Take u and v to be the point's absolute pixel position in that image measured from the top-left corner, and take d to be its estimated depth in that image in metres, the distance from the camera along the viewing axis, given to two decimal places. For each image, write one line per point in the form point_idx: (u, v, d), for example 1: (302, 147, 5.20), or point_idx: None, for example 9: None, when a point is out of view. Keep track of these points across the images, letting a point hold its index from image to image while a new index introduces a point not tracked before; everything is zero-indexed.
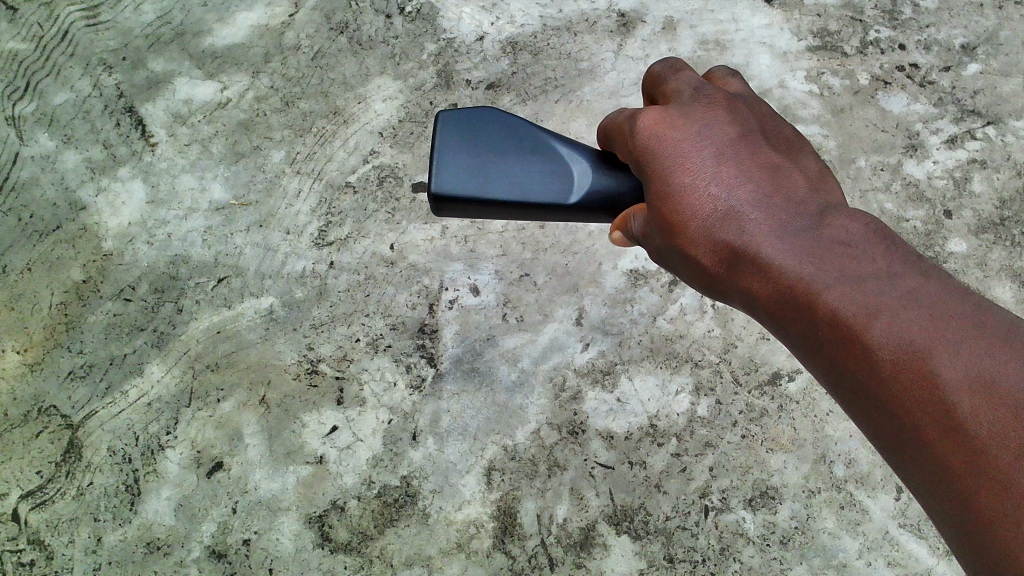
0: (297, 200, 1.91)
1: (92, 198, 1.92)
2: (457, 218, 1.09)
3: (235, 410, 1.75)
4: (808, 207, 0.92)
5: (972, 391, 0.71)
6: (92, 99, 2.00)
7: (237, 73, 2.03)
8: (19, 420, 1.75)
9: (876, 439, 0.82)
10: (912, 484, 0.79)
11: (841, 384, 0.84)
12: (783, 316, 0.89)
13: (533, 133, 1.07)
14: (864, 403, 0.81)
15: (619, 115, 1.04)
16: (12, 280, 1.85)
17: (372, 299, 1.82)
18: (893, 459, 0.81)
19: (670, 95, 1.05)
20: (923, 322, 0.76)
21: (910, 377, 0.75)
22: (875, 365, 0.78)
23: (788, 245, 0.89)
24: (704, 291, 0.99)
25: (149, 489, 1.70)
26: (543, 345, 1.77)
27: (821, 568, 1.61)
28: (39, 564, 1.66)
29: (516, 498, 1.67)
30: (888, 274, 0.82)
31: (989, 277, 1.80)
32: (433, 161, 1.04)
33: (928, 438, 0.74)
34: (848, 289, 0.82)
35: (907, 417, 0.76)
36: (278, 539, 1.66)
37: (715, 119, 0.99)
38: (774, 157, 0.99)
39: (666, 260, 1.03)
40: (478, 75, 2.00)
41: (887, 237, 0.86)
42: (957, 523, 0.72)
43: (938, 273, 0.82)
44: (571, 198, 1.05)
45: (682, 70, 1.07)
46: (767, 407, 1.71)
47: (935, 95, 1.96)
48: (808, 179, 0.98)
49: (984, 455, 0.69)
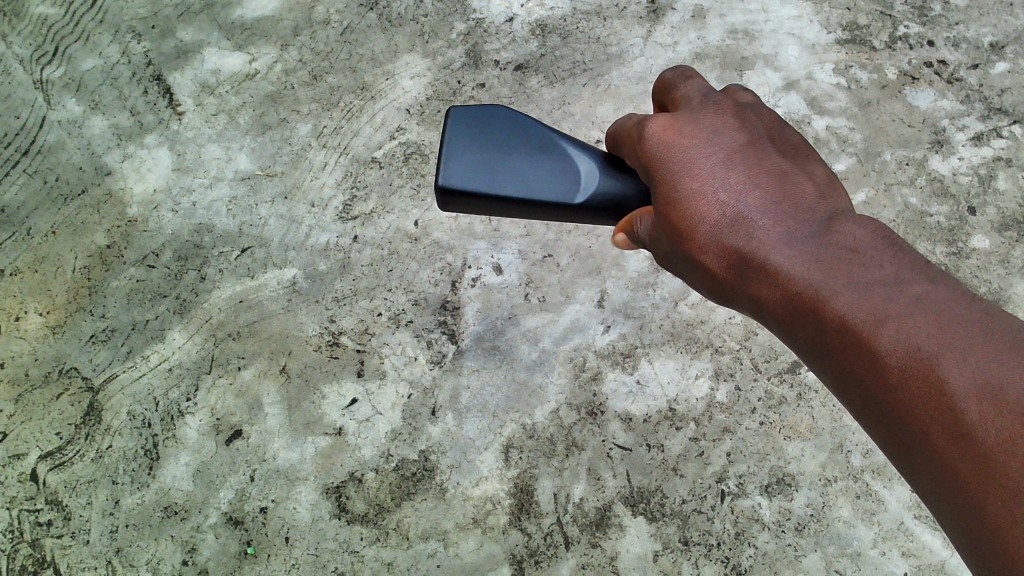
0: (323, 173, 1.91)
1: (117, 163, 1.92)
2: (461, 213, 1.06)
3: (256, 378, 1.76)
4: (817, 212, 0.93)
5: (978, 397, 0.71)
6: (120, 66, 2.00)
7: (266, 46, 2.03)
8: (40, 380, 1.76)
9: (885, 445, 0.83)
10: (920, 490, 0.79)
11: (849, 390, 0.84)
12: (792, 322, 0.89)
13: (542, 131, 1.05)
14: (872, 409, 0.82)
15: (627, 121, 1.04)
16: (36, 242, 1.85)
17: (395, 274, 1.83)
18: (901, 465, 0.81)
19: (679, 102, 1.04)
20: (930, 329, 0.77)
21: (918, 384, 0.76)
22: (883, 372, 0.79)
23: (796, 251, 0.89)
24: (712, 295, 0.99)
25: (167, 454, 1.71)
26: (564, 326, 1.78)
27: (835, 556, 1.62)
28: (56, 525, 1.67)
29: (534, 476, 1.68)
30: (896, 281, 0.82)
31: (1012, 274, 1.80)
32: (442, 155, 1.01)
33: (935, 444, 0.74)
34: (857, 296, 0.82)
35: (915, 424, 0.76)
36: (295, 508, 1.67)
37: (724, 126, 1.00)
38: (783, 164, 0.99)
39: (673, 265, 1.03)
40: (506, 56, 2.00)
41: (896, 245, 0.86)
42: (964, 528, 0.72)
43: (947, 282, 0.82)
44: (578, 198, 1.03)
45: (692, 77, 1.06)
46: (786, 395, 1.72)
47: (962, 92, 1.96)
48: (817, 185, 0.98)
49: (992, 464, 0.69)
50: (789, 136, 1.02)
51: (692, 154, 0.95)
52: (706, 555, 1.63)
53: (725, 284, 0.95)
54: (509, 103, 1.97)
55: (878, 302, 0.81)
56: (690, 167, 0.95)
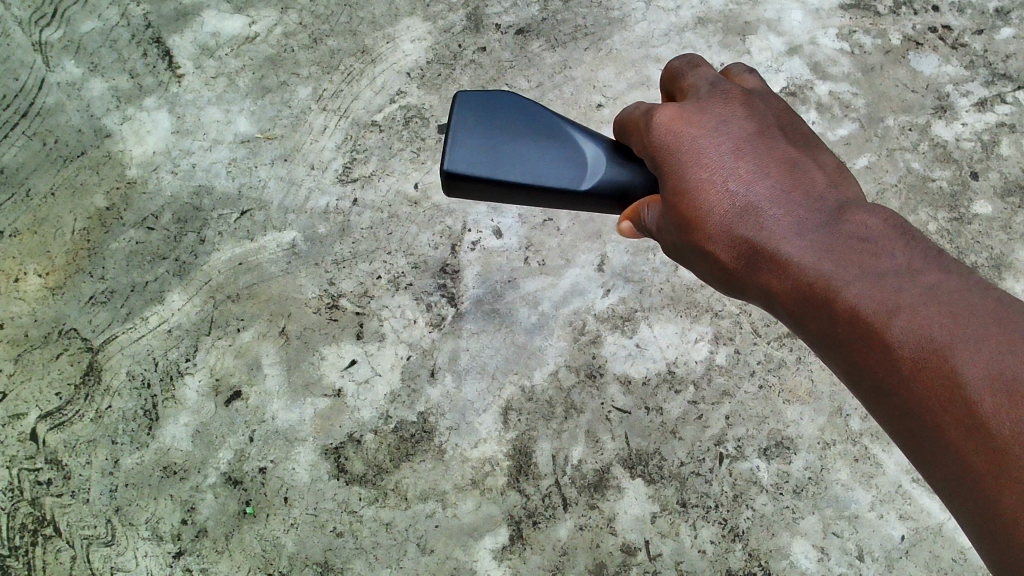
0: (322, 136, 1.91)
1: (116, 125, 1.91)
2: (468, 200, 1.05)
3: (255, 340, 1.75)
4: (827, 203, 0.91)
5: (992, 390, 0.70)
6: (119, 28, 1.99)
7: (266, 9, 2.02)
8: (39, 341, 1.75)
9: (896, 437, 0.81)
10: (932, 483, 0.78)
11: (860, 382, 0.83)
12: (802, 314, 0.88)
13: (550, 118, 1.04)
14: (883, 401, 0.81)
15: (634, 110, 1.02)
16: (35, 204, 1.85)
17: (395, 237, 1.82)
18: (912, 457, 0.80)
19: (686, 92, 1.03)
20: (943, 322, 0.76)
21: (931, 376, 0.74)
22: (895, 364, 0.77)
23: (808, 241, 0.88)
24: (721, 286, 0.98)
25: (166, 415, 1.70)
26: (564, 290, 1.78)
27: (833, 519, 1.61)
28: (56, 483, 1.67)
29: (532, 438, 1.68)
30: (907, 272, 0.81)
31: (1014, 240, 1.78)
32: (447, 139, 1.01)
33: (948, 436, 0.73)
34: (867, 286, 0.81)
35: (928, 417, 0.75)
36: (294, 469, 1.67)
37: (733, 114, 0.97)
38: (792, 153, 0.97)
39: (678, 254, 1.01)
40: (508, 20, 1.99)
41: (908, 236, 0.85)
42: (978, 522, 0.71)
43: (959, 271, 0.81)
44: (584, 185, 1.02)
45: (700, 66, 1.04)
46: (786, 358, 1.72)
47: (966, 58, 1.94)
48: (827, 175, 0.97)
49: (1007, 456, 0.68)
50: (796, 127, 1.01)
51: (702, 143, 0.94)
52: (704, 516, 1.62)
53: (733, 275, 0.94)
54: (510, 67, 1.96)
55: (890, 293, 0.80)
56: (702, 156, 0.93)
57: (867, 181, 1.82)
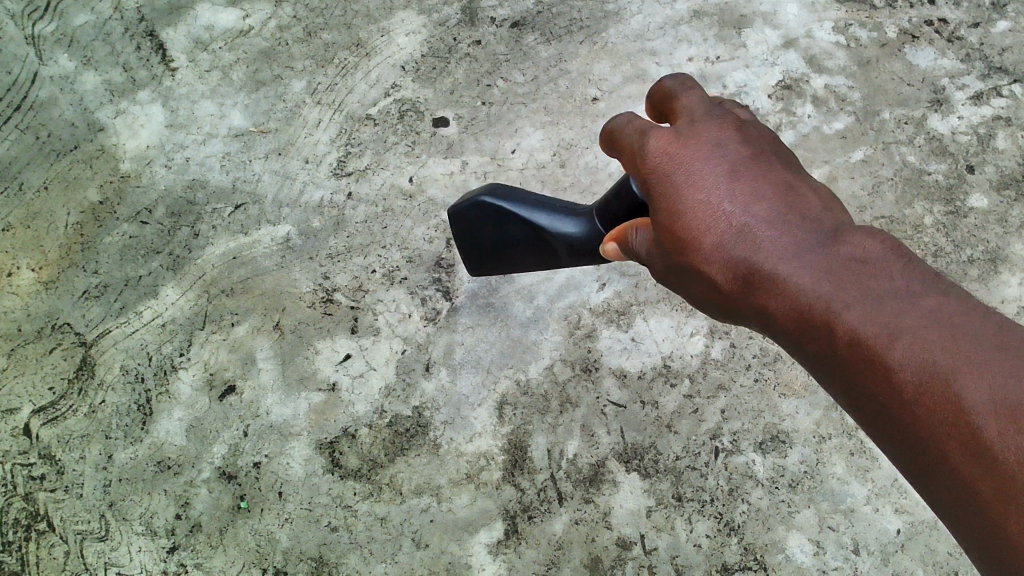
0: (317, 130, 1.90)
1: (110, 119, 1.91)
2: None
3: (249, 334, 1.75)
4: (827, 222, 0.90)
5: (995, 414, 0.68)
6: (113, 22, 1.99)
7: (260, 2, 2.02)
8: (33, 336, 1.74)
9: (903, 468, 0.79)
10: (940, 515, 0.76)
11: (860, 413, 0.81)
12: (804, 344, 0.86)
13: None
14: (885, 431, 0.78)
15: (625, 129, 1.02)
16: (28, 198, 1.84)
17: (390, 231, 1.82)
18: (920, 488, 0.77)
19: (679, 114, 1.02)
20: (945, 346, 0.73)
21: (933, 403, 0.72)
22: (895, 391, 0.75)
23: (809, 264, 0.86)
24: (721, 310, 0.96)
25: (160, 409, 1.69)
26: (559, 284, 1.78)
27: (829, 513, 1.61)
28: (49, 479, 1.65)
29: (527, 432, 1.67)
30: (908, 295, 0.79)
31: (1010, 233, 1.78)
32: None
33: (953, 466, 0.70)
34: (868, 312, 0.79)
35: (931, 444, 0.72)
36: (288, 463, 1.66)
37: (727, 137, 0.97)
38: (787, 174, 0.96)
39: (678, 284, 0.99)
40: (503, 13, 1.99)
41: (905, 257, 0.84)
42: (989, 554, 0.68)
43: (960, 295, 0.79)
44: None
45: (693, 87, 1.03)
46: (781, 352, 1.71)
47: (962, 51, 1.94)
48: (827, 195, 0.95)
49: (1014, 483, 0.65)
50: (789, 152, 1.01)
51: (693, 169, 0.95)
52: (700, 510, 1.62)
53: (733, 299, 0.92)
54: (505, 60, 1.95)
55: (890, 317, 0.78)
56: (693, 182, 0.94)
57: (863, 174, 1.82)
